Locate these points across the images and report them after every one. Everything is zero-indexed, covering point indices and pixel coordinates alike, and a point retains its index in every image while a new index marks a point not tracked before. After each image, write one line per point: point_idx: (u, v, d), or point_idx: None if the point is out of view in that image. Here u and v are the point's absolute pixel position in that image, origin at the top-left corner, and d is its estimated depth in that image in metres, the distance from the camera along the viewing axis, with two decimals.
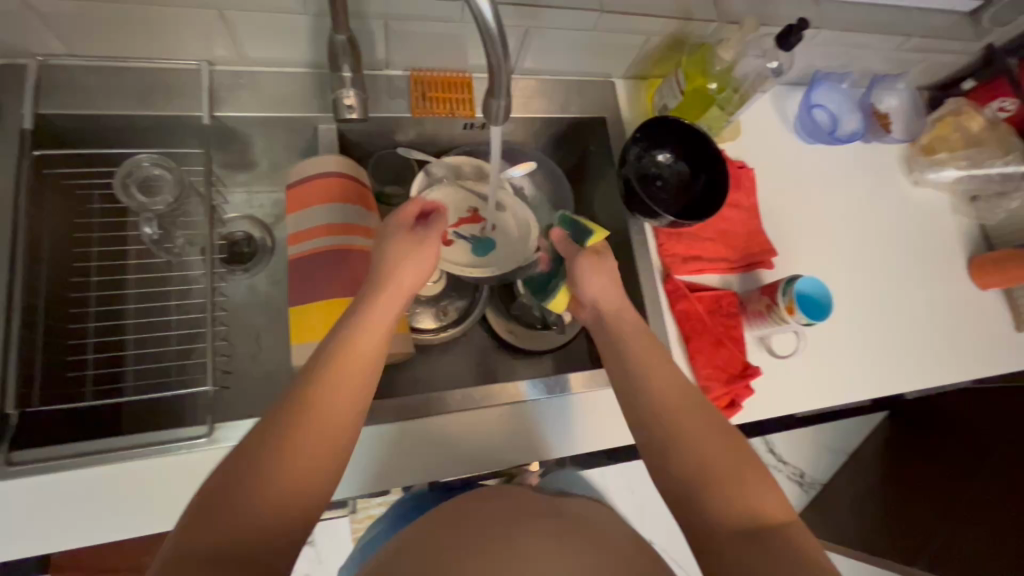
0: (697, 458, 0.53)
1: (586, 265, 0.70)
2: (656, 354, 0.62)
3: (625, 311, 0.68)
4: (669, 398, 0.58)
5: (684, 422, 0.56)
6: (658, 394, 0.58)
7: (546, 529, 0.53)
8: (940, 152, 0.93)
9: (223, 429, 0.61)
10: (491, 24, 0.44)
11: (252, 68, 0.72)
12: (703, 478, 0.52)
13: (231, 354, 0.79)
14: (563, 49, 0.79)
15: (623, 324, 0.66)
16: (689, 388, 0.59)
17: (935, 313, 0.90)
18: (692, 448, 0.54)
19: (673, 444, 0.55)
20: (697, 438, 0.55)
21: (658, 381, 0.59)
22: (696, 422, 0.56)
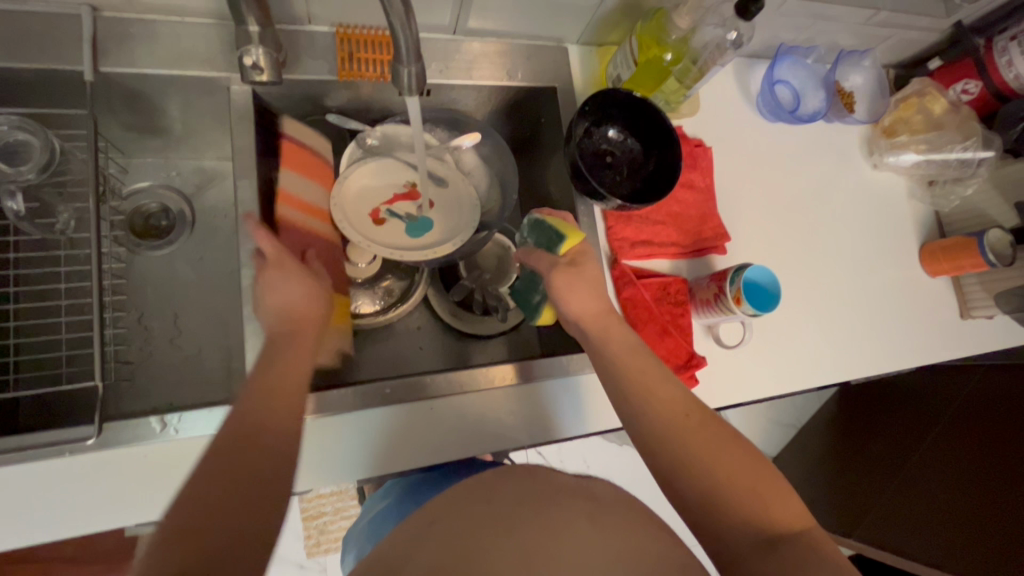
0: (715, 481, 0.51)
1: (566, 281, 0.63)
2: (652, 374, 0.58)
3: (615, 322, 0.62)
4: (679, 417, 0.55)
5: (693, 442, 0.53)
6: (668, 416, 0.55)
7: (569, 505, 0.48)
8: (901, 134, 0.90)
9: (115, 428, 0.56)
10: None
11: (149, 17, 0.63)
12: (727, 501, 0.50)
13: (130, 343, 0.72)
14: (509, 8, 0.72)
15: (610, 342, 0.61)
16: (691, 405, 0.56)
17: (886, 300, 0.89)
18: (711, 470, 0.52)
19: (690, 467, 0.52)
20: (717, 460, 0.52)
21: (661, 401, 0.56)
22: (709, 436, 0.54)
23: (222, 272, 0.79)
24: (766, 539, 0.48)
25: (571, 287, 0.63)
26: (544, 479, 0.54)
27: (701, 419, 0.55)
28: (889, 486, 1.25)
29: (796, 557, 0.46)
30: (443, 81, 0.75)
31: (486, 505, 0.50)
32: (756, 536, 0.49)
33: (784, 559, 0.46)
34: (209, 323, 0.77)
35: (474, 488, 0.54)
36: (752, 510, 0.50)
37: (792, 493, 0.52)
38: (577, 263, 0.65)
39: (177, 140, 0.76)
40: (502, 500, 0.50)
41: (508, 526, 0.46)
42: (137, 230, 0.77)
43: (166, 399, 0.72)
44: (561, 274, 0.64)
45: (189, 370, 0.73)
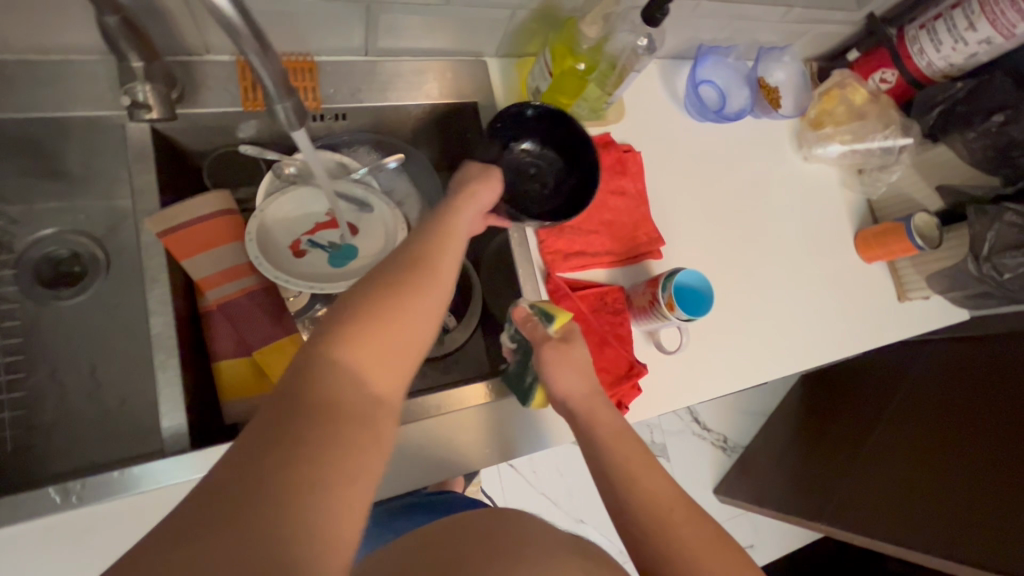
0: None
1: (556, 359, 0.62)
2: (641, 461, 0.56)
3: (603, 406, 0.61)
4: (669, 506, 0.53)
5: (680, 538, 0.52)
6: (657, 502, 0.54)
7: (569, 562, 0.46)
8: (827, 126, 0.92)
9: (12, 502, 0.52)
10: (237, 21, 0.36)
11: (29, 59, 0.59)
12: None
13: (42, 401, 0.68)
14: (419, 27, 0.70)
15: (597, 424, 0.60)
16: (677, 497, 0.54)
17: (828, 289, 0.90)
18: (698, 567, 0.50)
19: (675, 559, 0.51)
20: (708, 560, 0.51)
21: (651, 494, 0.54)
22: (696, 530, 0.52)
23: (143, 316, 0.75)
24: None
25: (555, 365, 0.62)
26: (531, 519, 0.52)
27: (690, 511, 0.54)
28: (857, 468, 1.25)
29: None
30: (358, 104, 0.72)
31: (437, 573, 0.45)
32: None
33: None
34: (131, 372, 0.72)
35: (440, 538, 0.49)
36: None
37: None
38: (570, 340, 0.63)
39: (81, 182, 0.72)
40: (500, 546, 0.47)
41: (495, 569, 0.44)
42: (44, 280, 0.73)
43: (85, 460, 0.68)
44: (549, 352, 0.62)
45: (110, 424, 0.69)
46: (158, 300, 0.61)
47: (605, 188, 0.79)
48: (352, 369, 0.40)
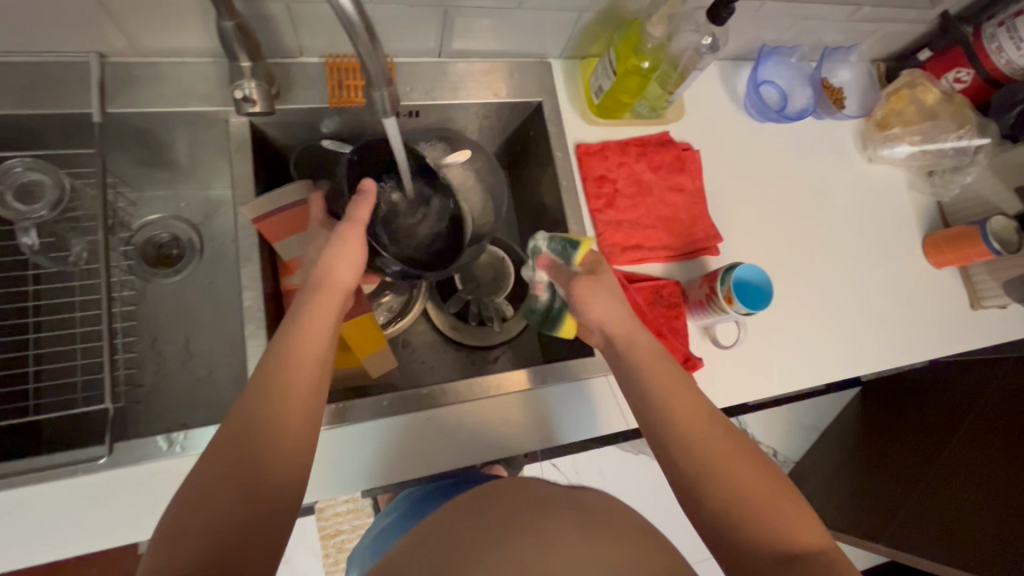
0: (731, 493, 0.50)
1: (587, 287, 0.63)
2: (670, 380, 0.57)
3: (640, 336, 0.61)
4: (695, 426, 0.54)
5: (710, 454, 0.52)
6: (684, 422, 0.54)
7: (566, 519, 0.49)
8: (894, 126, 0.90)
9: (127, 447, 0.58)
10: (353, 17, 0.41)
11: (152, 61, 0.67)
12: (746, 509, 0.49)
13: (144, 365, 0.76)
14: (490, 29, 0.75)
15: (634, 351, 0.59)
16: (711, 416, 0.55)
17: (892, 292, 0.88)
18: (730, 478, 0.51)
19: (707, 474, 0.51)
20: (737, 476, 0.51)
21: (685, 412, 0.55)
22: (723, 447, 0.53)
23: (230, 295, 0.82)
24: (783, 553, 0.47)
25: (589, 295, 0.63)
26: (536, 487, 0.55)
27: (725, 430, 0.54)
28: (924, 484, 1.18)
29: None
30: (431, 102, 0.77)
31: (489, 513, 0.51)
32: (769, 548, 0.48)
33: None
34: (219, 345, 0.80)
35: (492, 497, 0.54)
36: (771, 527, 0.49)
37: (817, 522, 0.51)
38: (595, 270, 0.66)
39: (185, 172, 0.80)
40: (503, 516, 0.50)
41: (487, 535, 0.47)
42: (148, 260, 0.81)
43: (177, 422, 0.75)
44: (581, 282, 0.64)
45: (201, 390, 0.77)
46: (249, 276, 0.67)
47: (664, 185, 0.81)
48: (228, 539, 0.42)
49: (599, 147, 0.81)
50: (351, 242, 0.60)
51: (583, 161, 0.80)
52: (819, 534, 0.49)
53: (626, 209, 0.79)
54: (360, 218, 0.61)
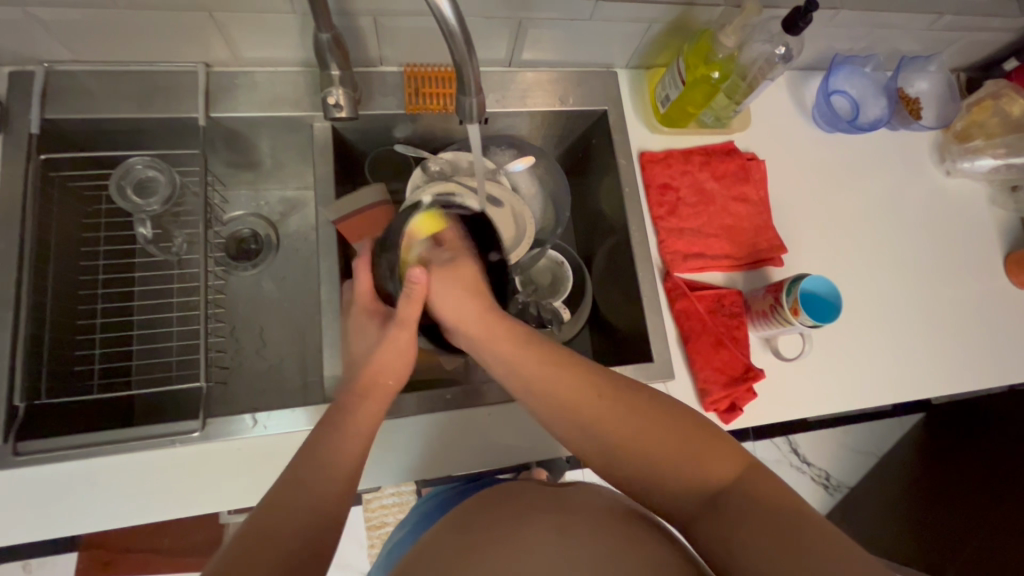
0: (641, 463, 0.50)
1: (441, 280, 0.61)
2: (546, 360, 0.56)
3: (507, 338, 0.58)
4: (583, 405, 0.53)
5: (609, 434, 0.51)
6: (571, 406, 0.53)
7: (546, 522, 0.54)
8: (976, 138, 0.87)
9: (216, 424, 0.62)
10: (453, 24, 0.44)
11: (248, 69, 0.73)
12: (657, 471, 0.49)
13: (226, 350, 0.81)
14: (560, 39, 0.77)
15: (499, 339, 0.58)
16: (599, 386, 0.54)
17: (970, 312, 0.84)
18: (636, 448, 0.50)
19: (616, 454, 0.51)
20: (640, 442, 0.50)
21: (570, 399, 0.54)
22: (617, 419, 0.52)
23: (302, 288, 0.87)
24: (702, 497, 0.47)
25: (444, 287, 0.61)
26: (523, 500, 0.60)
27: (615, 400, 0.53)
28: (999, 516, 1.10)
29: (725, 529, 0.44)
30: (500, 109, 0.80)
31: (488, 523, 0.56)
32: (686, 500, 0.48)
33: (725, 520, 0.44)
34: (290, 335, 0.85)
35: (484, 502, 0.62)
36: (683, 478, 0.48)
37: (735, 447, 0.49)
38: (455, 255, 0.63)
39: (268, 172, 0.86)
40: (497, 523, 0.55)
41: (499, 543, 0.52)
42: (230, 253, 0.87)
43: (253, 405, 0.80)
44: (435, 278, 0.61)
45: (274, 377, 0.82)
46: (326, 270, 0.71)
47: (727, 194, 0.81)
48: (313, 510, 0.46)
49: (662, 155, 0.81)
50: (404, 342, 0.61)
51: (646, 169, 0.80)
52: (731, 463, 0.48)
53: (688, 217, 0.80)
54: (410, 320, 0.60)
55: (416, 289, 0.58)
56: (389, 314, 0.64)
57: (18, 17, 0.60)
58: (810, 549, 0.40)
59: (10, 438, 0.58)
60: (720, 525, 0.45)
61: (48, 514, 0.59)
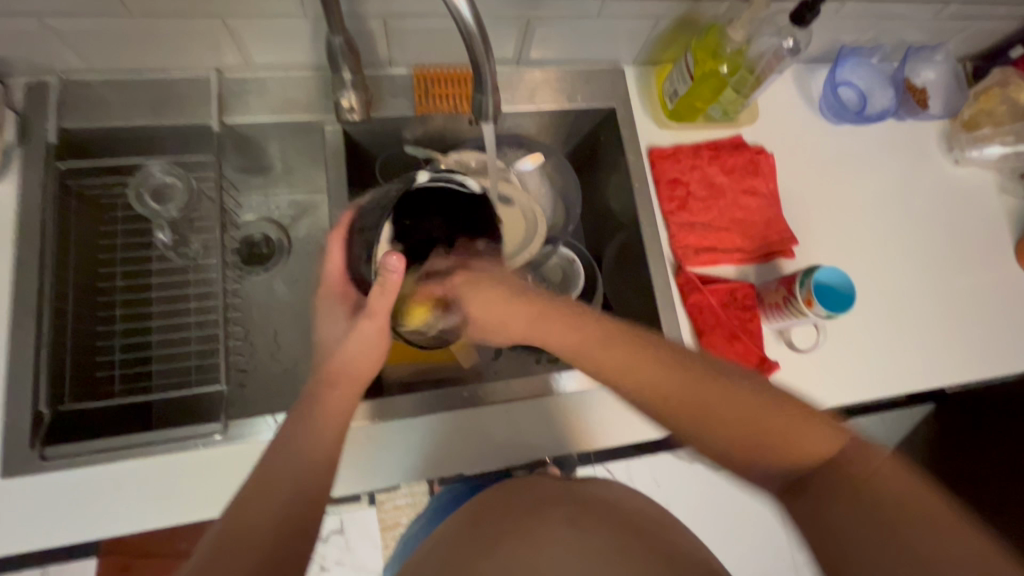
0: (727, 443, 0.47)
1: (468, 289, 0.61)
2: (617, 349, 0.53)
3: (577, 329, 0.56)
4: (661, 387, 0.50)
5: (695, 411, 0.48)
6: (646, 389, 0.51)
7: (555, 516, 0.56)
8: (985, 126, 0.87)
9: (237, 426, 0.63)
10: (470, 23, 0.45)
11: (259, 74, 0.74)
12: (738, 450, 0.47)
13: (243, 354, 0.82)
14: (568, 37, 0.77)
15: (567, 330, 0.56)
16: (679, 370, 0.50)
17: (983, 301, 0.84)
18: (719, 431, 0.48)
19: (696, 432, 0.49)
20: (725, 421, 0.47)
21: (646, 380, 0.51)
22: (699, 399, 0.49)
23: (315, 291, 0.88)
24: (793, 480, 0.45)
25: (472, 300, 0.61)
26: (522, 491, 0.62)
27: (687, 380, 0.50)
28: None
29: (825, 514, 0.42)
30: (509, 108, 0.81)
31: (485, 523, 0.57)
32: (776, 478, 0.46)
33: (829, 503, 0.42)
34: (305, 338, 0.85)
35: (496, 496, 0.62)
36: (772, 456, 0.46)
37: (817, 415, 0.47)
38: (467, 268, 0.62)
39: (278, 176, 0.87)
40: (494, 526, 0.56)
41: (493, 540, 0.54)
42: (245, 258, 0.88)
43: (270, 407, 0.81)
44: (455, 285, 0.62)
45: (289, 379, 0.82)
46: None
47: (737, 188, 0.81)
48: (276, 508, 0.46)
49: (671, 150, 0.82)
50: (371, 333, 0.58)
51: (656, 164, 0.81)
52: (828, 446, 0.44)
53: (699, 211, 0.80)
54: (380, 311, 0.57)
55: (390, 279, 0.54)
56: (357, 301, 0.62)
57: (33, 27, 0.61)
58: (932, 552, 0.37)
59: (37, 444, 0.59)
60: (813, 509, 0.43)
61: (70, 519, 0.59)
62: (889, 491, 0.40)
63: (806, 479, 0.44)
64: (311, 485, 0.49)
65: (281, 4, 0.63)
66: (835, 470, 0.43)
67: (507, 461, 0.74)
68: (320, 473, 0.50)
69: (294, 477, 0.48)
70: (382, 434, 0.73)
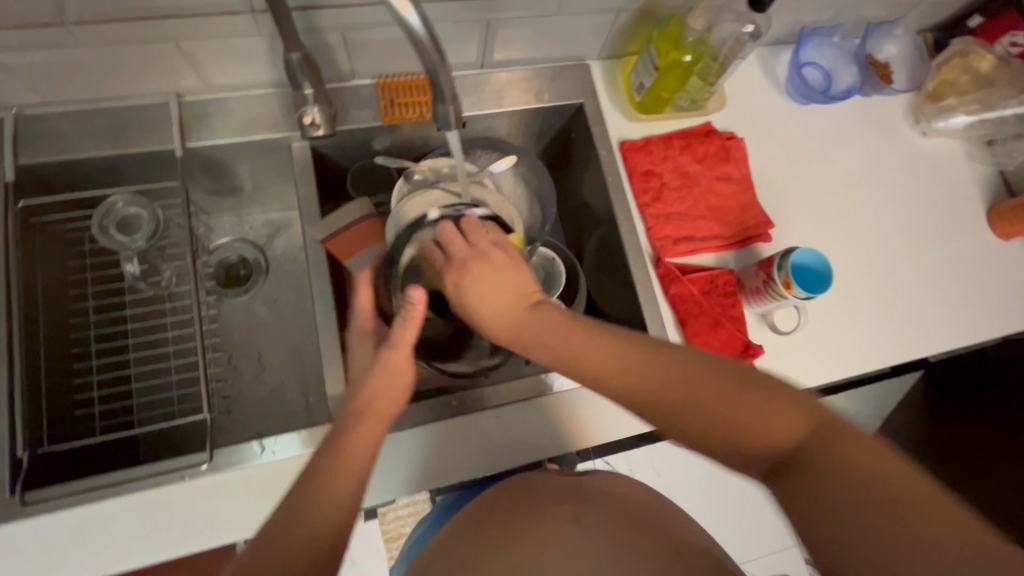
0: (709, 425, 0.46)
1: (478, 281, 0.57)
2: (579, 336, 0.52)
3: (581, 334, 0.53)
4: (613, 367, 0.50)
5: (660, 386, 0.48)
6: (602, 366, 0.50)
7: (564, 515, 0.56)
8: (949, 97, 0.88)
9: (223, 454, 0.62)
10: (420, 32, 0.44)
11: (220, 95, 0.72)
12: (708, 426, 0.46)
13: (226, 380, 0.81)
14: (531, 37, 0.77)
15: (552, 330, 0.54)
16: (645, 351, 0.50)
17: (958, 269, 0.85)
18: (685, 400, 0.47)
19: (663, 414, 0.48)
20: (695, 391, 0.47)
21: (597, 360, 0.51)
22: (659, 375, 0.48)
23: (297, 309, 0.87)
24: (766, 456, 0.44)
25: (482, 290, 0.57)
26: (541, 487, 0.63)
27: (648, 361, 0.49)
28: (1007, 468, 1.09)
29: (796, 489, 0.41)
30: (476, 112, 0.80)
31: (498, 517, 0.59)
32: (753, 461, 0.45)
33: (808, 474, 0.40)
34: (289, 358, 0.84)
35: (508, 492, 0.64)
36: (749, 437, 0.44)
37: (812, 405, 0.44)
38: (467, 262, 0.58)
39: (250, 197, 0.85)
40: (518, 515, 0.58)
41: (514, 530, 0.55)
42: (222, 281, 0.87)
43: (259, 430, 0.80)
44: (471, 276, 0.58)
45: (276, 401, 0.81)
46: (320, 290, 0.70)
47: (710, 175, 0.81)
48: (320, 509, 0.46)
49: (642, 143, 0.82)
50: (398, 365, 0.57)
51: (628, 157, 0.81)
52: (797, 423, 0.43)
53: (674, 201, 0.80)
54: (406, 343, 0.57)
55: (414, 309, 0.56)
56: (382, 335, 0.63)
57: None
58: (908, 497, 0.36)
59: (17, 490, 0.58)
60: (790, 488, 0.41)
61: (58, 563, 0.58)
62: (871, 467, 0.38)
63: (784, 460, 0.43)
64: (355, 496, 0.48)
65: (236, 24, 0.62)
66: (814, 449, 0.41)
67: (501, 466, 0.74)
68: (362, 489, 0.49)
69: (341, 486, 0.47)
70: None
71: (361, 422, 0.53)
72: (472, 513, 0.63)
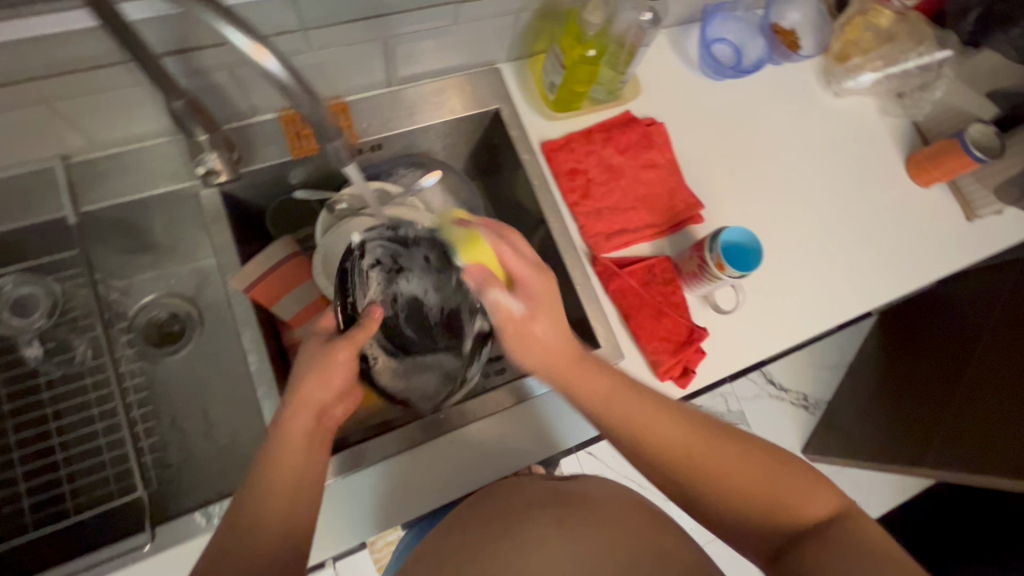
0: (729, 496, 0.53)
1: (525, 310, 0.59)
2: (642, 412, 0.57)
3: (640, 407, 0.57)
4: (676, 446, 0.55)
5: (705, 467, 0.54)
6: (664, 445, 0.55)
7: (546, 518, 0.56)
8: (854, 57, 0.90)
9: (167, 530, 0.59)
10: (284, 76, 0.43)
11: (112, 151, 0.68)
12: (740, 505, 0.53)
13: (171, 445, 0.77)
14: (434, 48, 0.75)
15: (591, 390, 0.58)
16: (694, 431, 0.56)
17: (886, 222, 0.87)
18: (726, 482, 0.53)
19: (702, 486, 0.54)
20: (738, 474, 0.54)
21: (662, 435, 0.56)
22: (716, 456, 0.55)
23: (238, 358, 0.83)
24: (786, 535, 0.52)
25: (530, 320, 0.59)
26: (519, 484, 0.65)
27: (707, 440, 0.55)
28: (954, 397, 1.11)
29: (808, 566, 0.49)
30: (391, 132, 0.78)
31: (474, 523, 0.59)
32: (766, 543, 0.53)
33: (819, 552, 0.49)
34: (236, 411, 0.81)
35: (485, 497, 0.65)
36: (778, 520, 0.52)
37: (826, 486, 0.54)
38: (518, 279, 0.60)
39: (168, 250, 0.81)
40: (492, 519, 0.59)
41: (482, 535, 0.56)
42: (153, 341, 0.83)
43: (213, 491, 0.76)
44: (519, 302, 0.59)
45: (228, 459, 0.78)
46: (250, 340, 0.67)
47: (635, 165, 0.81)
48: (251, 519, 0.50)
49: (564, 141, 0.81)
50: (343, 361, 0.57)
51: (551, 158, 0.80)
52: (821, 506, 0.53)
53: (603, 196, 0.80)
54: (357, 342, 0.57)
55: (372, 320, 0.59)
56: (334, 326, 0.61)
57: None
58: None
59: None
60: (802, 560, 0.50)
61: None
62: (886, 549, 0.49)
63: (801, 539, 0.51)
64: (292, 502, 0.52)
65: (110, 78, 0.59)
66: (837, 532, 0.51)
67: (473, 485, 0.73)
68: (302, 491, 0.53)
69: (278, 489, 0.52)
70: (331, 495, 0.69)
71: (297, 416, 0.55)
72: (455, 519, 0.63)
